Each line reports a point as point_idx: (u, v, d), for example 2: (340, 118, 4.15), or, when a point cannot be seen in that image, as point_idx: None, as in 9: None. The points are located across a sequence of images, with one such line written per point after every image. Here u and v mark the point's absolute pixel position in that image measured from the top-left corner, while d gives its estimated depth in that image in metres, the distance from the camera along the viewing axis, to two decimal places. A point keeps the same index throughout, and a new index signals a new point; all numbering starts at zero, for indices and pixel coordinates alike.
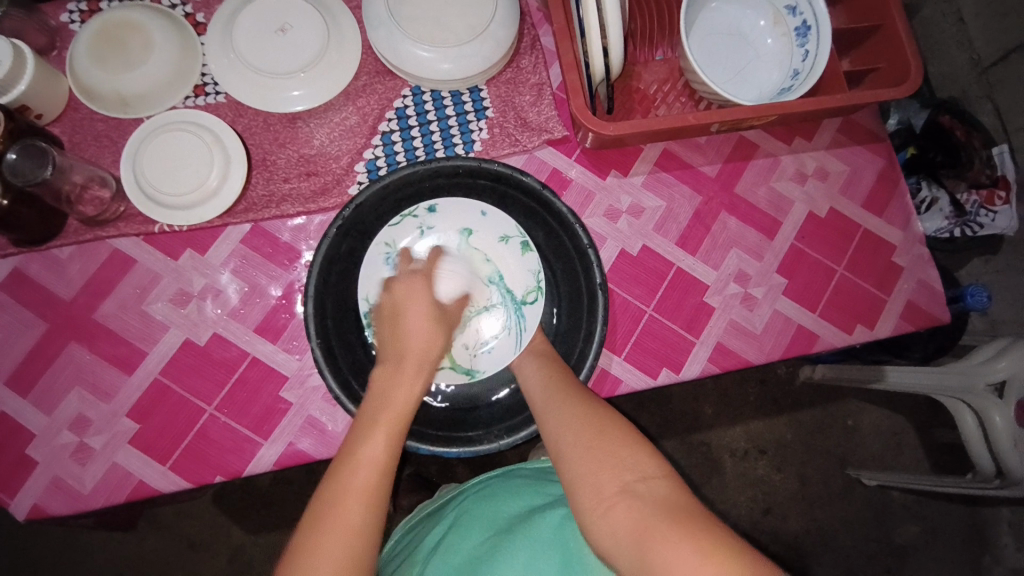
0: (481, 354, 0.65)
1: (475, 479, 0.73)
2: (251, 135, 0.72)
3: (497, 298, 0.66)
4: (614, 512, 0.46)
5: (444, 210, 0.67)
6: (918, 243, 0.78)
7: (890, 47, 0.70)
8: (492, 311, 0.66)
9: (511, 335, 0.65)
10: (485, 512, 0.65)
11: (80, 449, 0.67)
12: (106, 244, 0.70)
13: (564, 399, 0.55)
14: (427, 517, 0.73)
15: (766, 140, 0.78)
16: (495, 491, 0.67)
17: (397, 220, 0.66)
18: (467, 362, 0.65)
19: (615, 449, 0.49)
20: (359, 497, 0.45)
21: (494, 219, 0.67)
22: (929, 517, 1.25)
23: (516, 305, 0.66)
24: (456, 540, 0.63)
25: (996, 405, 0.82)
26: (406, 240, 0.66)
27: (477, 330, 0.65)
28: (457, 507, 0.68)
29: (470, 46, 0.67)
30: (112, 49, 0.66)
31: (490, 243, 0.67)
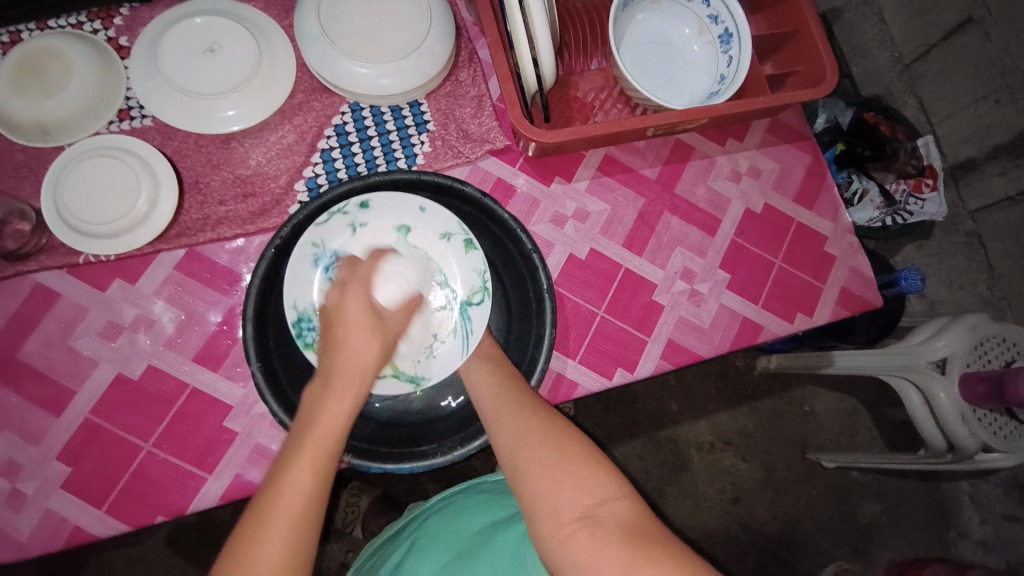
0: (424, 359, 0.64)
1: (440, 495, 0.71)
2: (182, 158, 0.70)
3: (442, 300, 0.66)
4: (574, 537, 0.47)
5: (376, 207, 0.65)
6: (846, 232, 0.82)
7: (807, 51, 0.75)
8: (435, 313, 0.66)
9: (456, 338, 0.64)
10: (446, 532, 0.64)
11: (12, 496, 0.62)
12: (27, 278, 0.66)
13: (520, 412, 0.55)
14: (389, 536, 0.71)
15: (702, 142, 0.81)
16: (457, 508, 0.66)
17: (326, 218, 0.63)
18: (410, 368, 0.63)
19: (577, 472, 0.50)
20: (288, 526, 0.45)
21: (434, 215, 0.66)
22: (891, 495, 1.31)
23: (461, 307, 0.66)
24: (417, 564, 0.62)
25: (938, 382, 0.87)
26: (336, 239, 0.64)
27: (420, 332, 0.65)
28: (419, 527, 0.67)
29: (406, 61, 0.67)
30: (31, 77, 0.63)
31: (430, 240, 0.67)
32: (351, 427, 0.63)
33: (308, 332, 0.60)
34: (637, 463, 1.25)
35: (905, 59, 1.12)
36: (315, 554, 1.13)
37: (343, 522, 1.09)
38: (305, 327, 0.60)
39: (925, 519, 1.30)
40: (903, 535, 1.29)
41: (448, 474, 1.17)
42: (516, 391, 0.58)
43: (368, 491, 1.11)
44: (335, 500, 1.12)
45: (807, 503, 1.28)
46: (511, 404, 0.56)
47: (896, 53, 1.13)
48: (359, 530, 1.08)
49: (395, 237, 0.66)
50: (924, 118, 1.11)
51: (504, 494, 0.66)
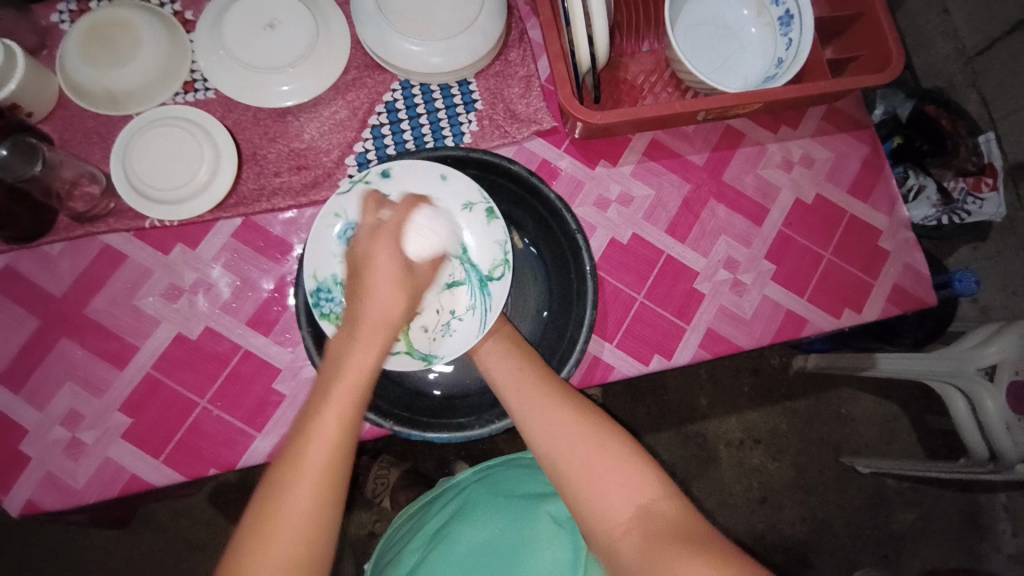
0: (441, 337, 0.64)
1: (473, 466, 0.72)
2: (240, 130, 0.72)
3: (461, 274, 0.66)
4: (629, 536, 0.48)
5: (398, 175, 0.65)
6: (903, 227, 0.79)
7: (872, 35, 0.72)
8: (454, 288, 0.66)
9: (474, 315, 0.64)
10: (486, 502, 0.65)
11: (73, 444, 0.66)
12: (95, 240, 0.70)
13: (554, 414, 0.54)
14: (424, 502, 0.72)
15: (753, 129, 0.79)
16: (496, 479, 0.68)
17: (348, 187, 0.64)
18: (425, 346, 0.63)
19: (621, 473, 0.51)
20: (312, 477, 0.46)
21: (456, 184, 0.66)
22: (926, 504, 1.27)
23: (480, 281, 0.66)
24: (459, 531, 0.63)
25: (987, 389, 0.84)
26: (356, 208, 0.64)
27: (436, 308, 0.65)
28: (459, 495, 0.68)
29: (458, 39, 0.67)
30: (102, 47, 0.66)
31: (452, 213, 0.66)
32: (397, 399, 0.65)
33: (324, 302, 0.61)
34: (664, 455, 1.24)
35: (970, 51, 1.06)
36: (346, 520, 1.17)
37: (372, 493, 1.13)
38: (323, 296, 0.61)
39: (960, 533, 1.26)
40: (936, 546, 1.25)
41: (475, 453, 1.19)
42: (547, 385, 0.56)
43: (396, 465, 1.14)
44: (365, 471, 1.15)
45: (837, 506, 1.26)
46: (547, 402, 0.55)
47: (960, 45, 1.07)
48: (387, 501, 1.12)
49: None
50: (986, 113, 1.05)
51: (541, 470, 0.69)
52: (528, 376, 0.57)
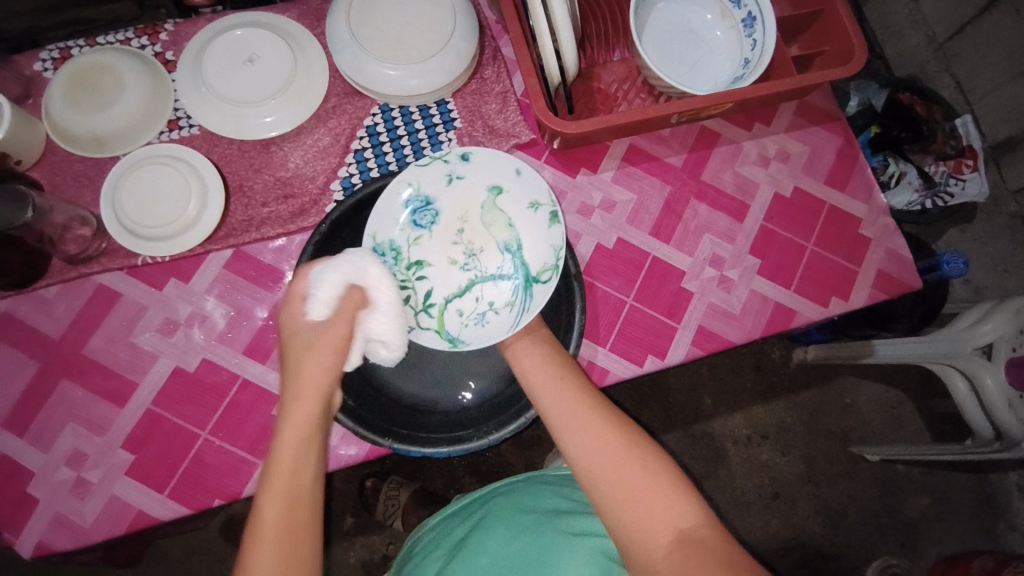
0: (473, 326, 0.68)
1: (498, 482, 0.70)
2: (227, 163, 0.74)
3: (508, 269, 0.70)
4: (670, 560, 0.45)
5: (476, 161, 0.70)
6: (882, 213, 0.80)
7: (834, 30, 0.74)
8: (500, 282, 0.70)
9: (510, 313, 0.68)
10: (508, 512, 0.63)
11: (77, 484, 0.67)
12: (90, 280, 0.71)
13: (592, 431, 0.52)
14: (446, 516, 0.71)
15: (728, 128, 0.81)
16: (522, 492, 0.66)
17: (427, 162, 0.69)
18: (455, 330, 0.68)
19: (660, 495, 0.48)
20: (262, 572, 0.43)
21: (530, 181, 0.70)
22: (937, 488, 1.26)
23: (525, 281, 0.69)
24: (480, 539, 0.61)
25: (984, 368, 0.84)
26: (431, 184, 0.70)
27: (476, 297, 0.70)
28: (483, 507, 0.66)
29: (433, 61, 0.69)
30: (86, 93, 0.68)
31: (518, 206, 0.70)
32: (393, 417, 0.64)
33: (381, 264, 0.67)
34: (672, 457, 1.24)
35: (940, 38, 1.08)
36: (357, 545, 1.17)
37: (383, 515, 1.11)
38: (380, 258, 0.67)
39: (973, 516, 1.25)
40: (951, 531, 1.25)
41: (482, 468, 1.20)
42: (583, 397, 0.55)
43: (406, 485, 1.14)
44: (374, 494, 1.15)
45: (849, 497, 1.25)
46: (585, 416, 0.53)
47: (930, 32, 1.09)
48: (398, 522, 1.11)
49: (485, 196, 0.71)
50: (960, 96, 1.07)
51: (567, 485, 0.67)
52: (564, 388, 0.56)
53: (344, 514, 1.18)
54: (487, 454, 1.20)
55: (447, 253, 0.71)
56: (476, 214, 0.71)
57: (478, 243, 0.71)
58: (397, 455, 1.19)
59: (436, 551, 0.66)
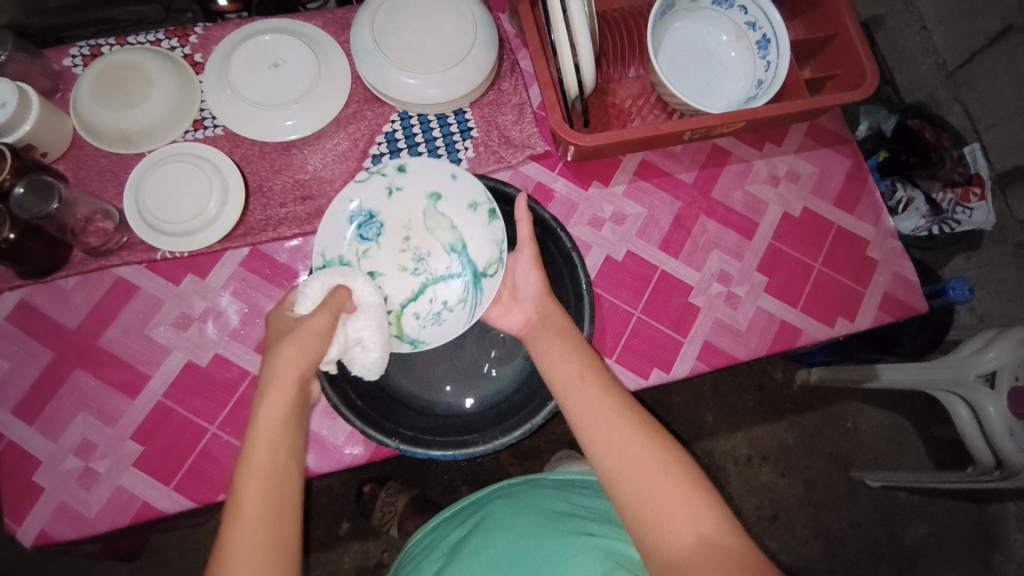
0: (431, 326, 0.69)
1: (497, 484, 0.70)
2: (247, 164, 0.75)
3: (457, 268, 0.71)
4: (691, 562, 0.45)
5: (413, 171, 0.70)
6: (889, 237, 0.81)
7: (846, 56, 0.76)
8: (450, 280, 0.71)
9: (464, 309, 0.69)
10: (508, 515, 0.63)
11: (85, 473, 0.67)
12: (109, 273, 0.72)
13: (619, 432, 0.52)
14: (443, 518, 0.70)
15: (738, 147, 0.83)
16: (521, 495, 0.66)
17: (365, 176, 0.69)
18: (414, 332, 0.69)
19: (683, 497, 0.49)
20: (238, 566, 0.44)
21: (466, 183, 0.70)
22: (938, 516, 1.25)
23: (474, 277, 0.70)
24: (480, 541, 0.61)
25: (988, 397, 0.84)
26: (372, 198, 0.70)
27: (430, 298, 0.71)
28: (482, 509, 0.66)
29: (452, 71, 0.71)
30: (115, 90, 0.70)
31: (458, 210, 0.70)
32: (398, 416, 0.65)
33: None
34: None
35: (950, 66, 1.10)
36: (353, 550, 1.16)
37: (380, 520, 1.11)
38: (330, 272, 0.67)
39: (974, 545, 1.24)
40: (950, 559, 1.24)
41: (481, 477, 1.20)
42: (609, 395, 0.55)
43: (404, 491, 1.14)
44: (372, 499, 1.15)
45: (849, 521, 1.24)
46: (611, 416, 0.53)
47: (940, 60, 1.11)
48: (394, 528, 1.11)
49: (426, 203, 0.71)
50: (969, 124, 1.08)
51: (566, 490, 0.66)
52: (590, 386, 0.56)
53: (341, 518, 1.18)
54: (487, 463, 1.20)
55: (396, 261, 0.71)
56: (418, 220, 0.71)
57: (424, 247, 0.72)
58: (396, 460, 1.19)
59: (437, 551, 0.65)
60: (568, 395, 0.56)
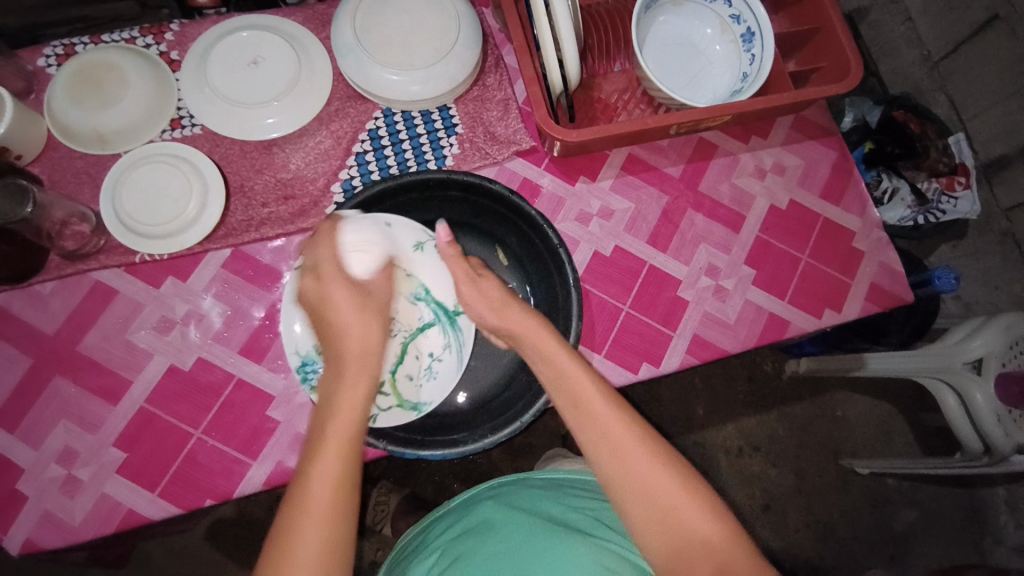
0: (427, 382, 0.65)
1: (489, 485, 0.70)
2: (228, 163, 0.74)
3: (428, 314, 0.68)
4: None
5: None
6: (875, 227, 0.82)
7: (831, 47, 0.75)
8: (427, 330, 0.68)
9: (453, 354, 0.67)
10: (500, 515, 0.62)
11: (67, 481, 0.66)
12: (88, 277, 0.71)
13: (637, 464, 0.50)
14: (435, 519, 0.70)
15: (725, 141, 0.82)
16: (512, 497, 0.65)
17: (301, 261, 0.64)
18: (413, 395, 0.65)
19: (707, 532, 0.47)
20: (319, 519, 0.45)
21: (401, 227, 0.67)
22: (927, 502, 1.27)
23: (449, 318, 0.68)
24: (472, 543, 0.60)
25: (974, 383, 0.85)
26: (317, 279, 0.65)
27: (416, 354, 0.67)
28: (474, 510, 0.65)
29: (436, 68, 0.70)
30: (90, 89, 0.68)
31: (403, 253, 0.68)
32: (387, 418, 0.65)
33: (311, 373, 0.63)
34: None
35: (934, 57, 1.10)
36: None
37: (372, 521, 1.10)
38: (309, 369, 0.63)
39: (962, 529, 1.26)
40: (939, 545, 1.25)
41: (473, 475, 1.19)
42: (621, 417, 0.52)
43: (396, 491, 1.13)
44: (364, 498, 1.14)
45: (839, 509, 1.25)
46: (631, 446, 0.50)
47: (925, 50, 1.12)
48: (387, 528, 1.10)
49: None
50: (954, 115, 1.09)
51: (560, 492, 0.65)
52: (606, 412, 0.52)
53: None
54: (479, 461, 1.20)
55: None
56: None
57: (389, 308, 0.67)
58: (387, 460, 1.19)
59: (425, 552, 0.65)
60: (582, 423, 0.52)
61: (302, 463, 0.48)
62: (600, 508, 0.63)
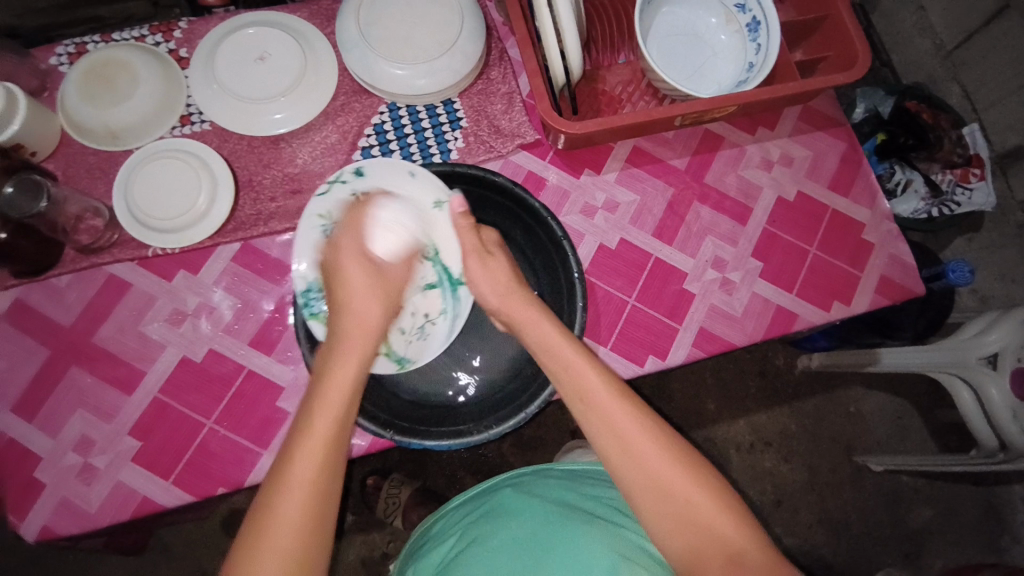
0: (416, 341, 0.67)
1: (507, 472, 0.70)
2: (237, 158, 0.75)
3: (433, 275, 0.69)
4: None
5: (372, 174, 0.68)
6: (885, 219, 0.81)
7: (838, 37, 0.75)
8: (428, 292, 0.69)
9: (447, 320, 0.68)
10: (520, 503, 0.63)
11: (84, 469, 0.68)
12: (102, 270, 0.72)
13: (650, 463, 0.49)
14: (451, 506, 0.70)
15: (731, 132, 0.82)
16: (532, 484, 0.65)
17: (325, 190, 0.67)
18: (401, 348, 0.66)
19: (724, 529, 0.47)
20: (322, 427, 0.49)
21: (430, 182, 0.68)
22: (942, 499, 1.25)
23: (451, 285, 0.69)
24: (493, 529, 0.60)
25: (990, 378, 0.84)
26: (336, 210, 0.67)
27: (412, 311, 0.68)
28: (491, 497, 0.66)
29: (440, 61, 0.70)
30: (102, 87, 0.70)
31: (423, 211, 0.68)
32: (394, 409, 0.65)
33: (314, 301, 0.64)
34: None
35: (947, 45, 1.08)
36: (357, 542, 1.17)
37: (384, 513, 1.12)
38: (312, 296, 0.64)
39: (978, 527, 1.24)
40: (955, 543, 1.24)
41: (482, 468, 1.20)
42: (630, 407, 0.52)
43: (408, 483, 1.15)
44: (375, 491, 1.16)
45: (853, 505, 1.24)
46: (645, 446, 0.50)
47: (937, 40, 1.09)
48: (397, 521, 1.11)
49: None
50: (968, 105, 1.07)
51: (575, 479, 0.66)
52: (618, 412, 0.51)
53: (344, 510, 1.18)
54: (488, 455, 1.20)
55: None
56: None
57: None
58: (398, 453, 1.19)
59: (443, 536, 0.65)
60: (590, 421, 0.52)
61: (287, 445, 0.49)
62: (618, 499, 0.63)
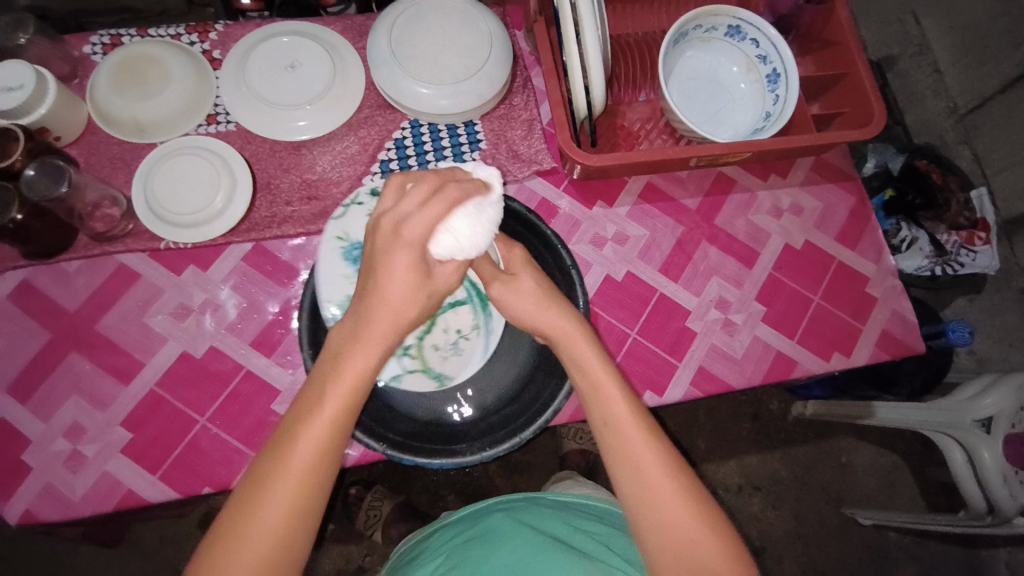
0: (452, 357, 0.68)
1: (501, 496, 0.70)
2: (257, 161, 0.76)
3: (462, 292, 0.69)
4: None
5: None
6: (890, 274, 0.82)
7: (855, 94, 0.77)
8: (459, 307, 0.69)
9: (480, 335, 0.68)
10: (511, 527, 0.62)
11: (73, 456, 0.67)
12: (112, 259, 0.73)
13: (654, 490, 0.48)
14: (441, 526, 0.69)
15: (744, 177, 0.83)
16: (525, 512, 0.65)
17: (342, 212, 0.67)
18: (438, 365, 0.67)
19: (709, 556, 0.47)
20: (344, 392, 0.45)
21: None
22: (929, 559, 1.24)
23: (483, 298, 0.69)
24: (478, 552, 0.60)
25: (983, 441, 0.83)
26: (355, 228, 0.67)
27: (444, 327, 0.68)
28: (483, 520, 0.65)
29: (465, 84, 0.72)
30: (133, 79, 0.71)
31: None
32: (387, 421, 0.65)
33: None
34: None
35: (961, 109, 1.10)
36: (334, 553, 1.15)
37: (363, 525, 1.11)
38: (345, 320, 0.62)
39: None
40: None
41: (467, 488, 1.19)
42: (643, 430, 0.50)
43: (389, 497, 1.13)
44: (357, 502, 1.14)
45: (840, 560, 1.23)
46: (647, 465, 0.49)
47: (951, 103, 1.11)
48: (377, 535, 1.09)
49: None
50: (978, 169, 1.09)
51: (568, 513, 0.65)
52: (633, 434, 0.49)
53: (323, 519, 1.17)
54: (474, 475, 1.19)
55: None
56: None
57: None
58: (384, 465, 1.18)
59: (431, 554, 0.65)
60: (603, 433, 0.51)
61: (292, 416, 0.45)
62: (609, 537, 0.62)
